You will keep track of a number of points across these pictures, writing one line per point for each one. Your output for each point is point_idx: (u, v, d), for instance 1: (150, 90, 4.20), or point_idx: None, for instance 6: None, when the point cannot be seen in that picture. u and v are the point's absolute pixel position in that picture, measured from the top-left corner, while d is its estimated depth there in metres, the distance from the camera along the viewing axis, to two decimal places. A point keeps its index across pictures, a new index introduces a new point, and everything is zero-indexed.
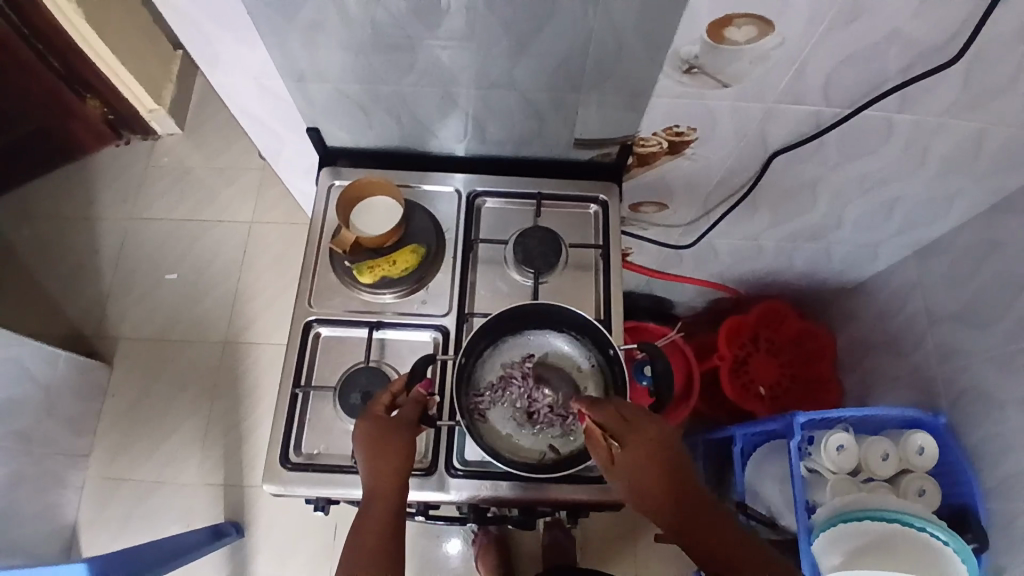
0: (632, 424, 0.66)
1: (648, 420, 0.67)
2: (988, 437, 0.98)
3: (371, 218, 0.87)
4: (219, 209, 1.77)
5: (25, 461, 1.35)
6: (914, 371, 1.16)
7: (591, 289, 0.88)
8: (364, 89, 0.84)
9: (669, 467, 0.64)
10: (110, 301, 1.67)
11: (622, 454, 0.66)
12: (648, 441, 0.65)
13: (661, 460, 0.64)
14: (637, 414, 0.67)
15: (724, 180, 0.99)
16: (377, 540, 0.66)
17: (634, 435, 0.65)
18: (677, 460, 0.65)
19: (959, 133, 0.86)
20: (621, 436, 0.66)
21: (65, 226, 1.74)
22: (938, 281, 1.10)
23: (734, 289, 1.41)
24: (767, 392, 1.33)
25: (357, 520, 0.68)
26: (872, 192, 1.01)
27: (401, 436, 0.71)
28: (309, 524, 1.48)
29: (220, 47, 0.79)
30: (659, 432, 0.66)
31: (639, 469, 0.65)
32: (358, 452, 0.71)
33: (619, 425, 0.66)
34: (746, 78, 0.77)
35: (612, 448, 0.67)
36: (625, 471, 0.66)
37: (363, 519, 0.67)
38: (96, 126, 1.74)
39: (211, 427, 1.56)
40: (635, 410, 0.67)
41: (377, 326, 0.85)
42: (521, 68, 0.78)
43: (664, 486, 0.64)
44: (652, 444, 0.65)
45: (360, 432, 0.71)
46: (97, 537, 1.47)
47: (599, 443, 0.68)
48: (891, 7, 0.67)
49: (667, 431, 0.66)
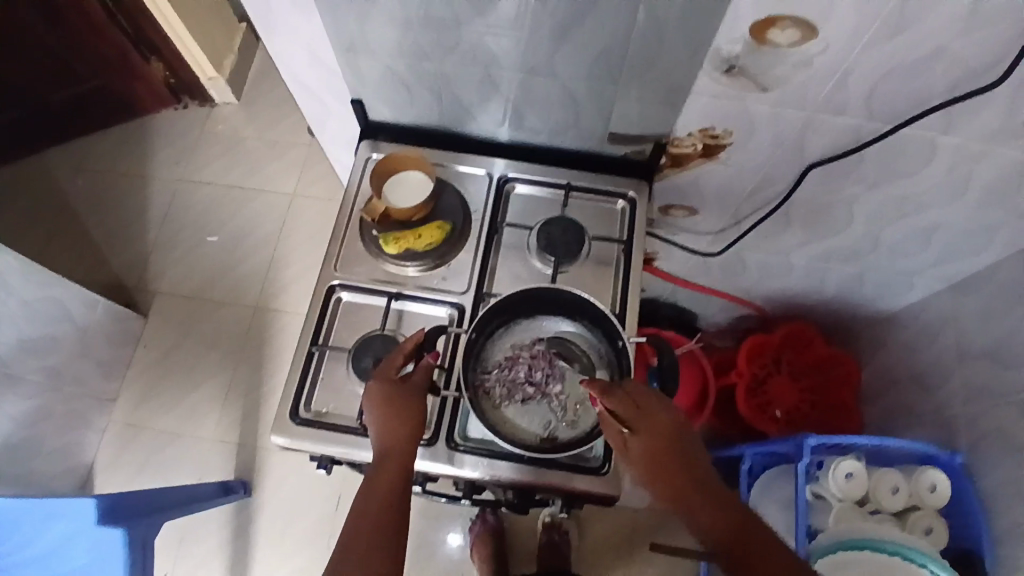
0: (644, 409, 0.67)
1: (659, 405, 0.68)
2: (1005, 481, 0.94)
3: (402, 191, 0.90)
4: (264, 179, 1.83)
5: (53, 397, 1.42)
6: (938, 407, 1.12)
7: (610, 282, 0.88)
8: (409, 66, 0.86)
9: (678, 454, 0.65)
10: (152, 256, 1.74)
11: (634, 439, 0.67)
12: (660, 426, 0.66)
13: (672, 448, 0.65)
14: (648, 400, 0.68)
15: (758, 190, 0.99)
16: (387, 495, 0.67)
17: (645, 419, 0.67)
18: (688, 446, 0.66)
19: (1003, 163, 0.83)
20: (633, 419, 0.67)
21: (119, 181, 1.83)
22: (972, 317, 1.07)
23: (761, 307, 1.38)
24: (784, 416, 1.30)
25: (365, 482, 0.69)
26: (910, 216, 0.98)
27: (414, 404, 0.73)
28: (314, 490, 1.52)
29: (277, 12, 0.82)
30: (669, 422, 0.67)
31: (652, 453, 0.65)
32: (368, 413, 0.73)
33: (631, 412, 0.67)
34: (787, 84, 0.77)
35: (626, 434, 0.67)
36: (639, 456, 0.66)
37: (370, 480, 0.68)
38: (158, 89, 1.83)
39: (232, 387, 1.61)
40: (646, 395, 0.69)
41: (396, 296, 0.87)
42: (561, 56, 0.79)
43: (676, 474, 0.64)
44: (663, 429, 0.66)
45: (372, 393, 0.73)
46: (112, 478, 1.53)
47: (612, 430, 0.69)
48: (942, 19, 0.65)
49: (676, 419, 0.67)
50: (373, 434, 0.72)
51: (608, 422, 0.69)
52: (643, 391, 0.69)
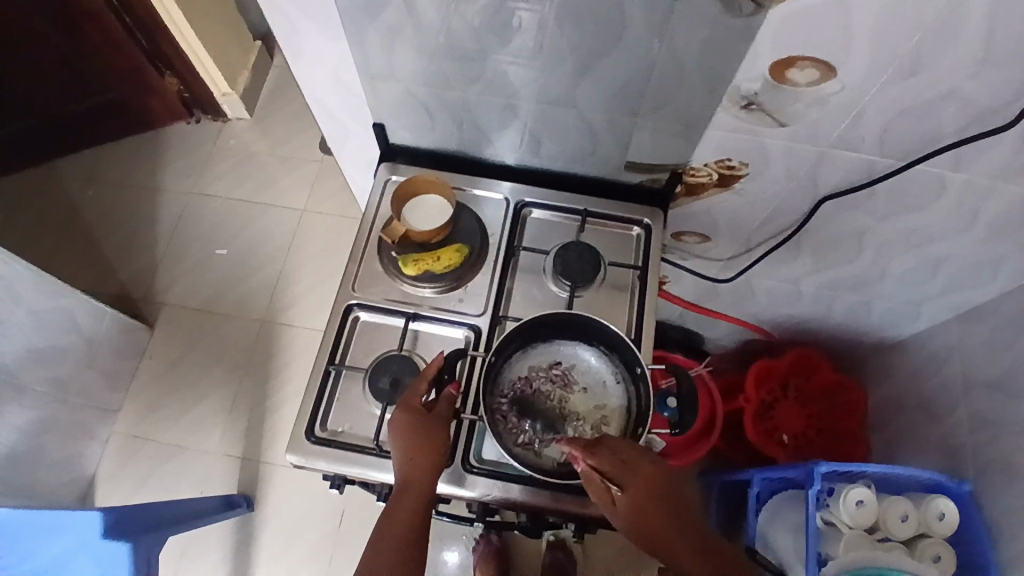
0: (628, 466, 0.68)
1: (641, 458, 0.69)
2: (1011, 512, 0.95)
3: (421, 213, 0.91)
4: (274, 194, 1.85)
5: (59, 406, 1.42)
6: (944, 437, 1.13)
7: (625, 308, 0.89)
8: (431, 93, 0.88)
9: (664, 503, 0.68)
10: (161, 268, 1.75)
11: (622, 495, 0.67)
12: (646, 481, 0.68)
13: (656, 497, 0.68)
14: (633, 455, 0.69)
15: (769, 220, 1.01)
16: (404, 523, 0.69)
17: (631, 474, 0.68)
18: (668, 491, 0.69)
19: (1010, 200, 0.85)
20: (620, 477, 0.68)
21: (130, 193, 1.84)
22: (978, 348, 1.08)
23: (768, 332, 1.39)
24: (791, 441, 1.30)
25: (386, 513, 0.71)
26: (919, 249, 1.00)
27: (434, 435, 0.73)
28: (317, 507, 1.51)
29: (305, 38, 0.84)
30: (654, 474, 0.69)
31: (640, 507, 0.67)
32: (392, 442, 0.73)
33: (618, 470, 0.68)
34: (802, 120, 0.79)
35: (614, 492, 0.67)
36: (626, 510, 0.67)
37: (393, 513, 0.70)
38: (172, 103, 1.86)
39: (238, 401, 1.61)
40: (628, 451, 0.69)
41: (413, 317, 0.88)
42: (581, 87, 0.82)
43: (661, 520, 0.67)
44: (648, 480, 0.68)
45: (398, 421, 0.73)
46: (115, 489, 1.52)
47: (599, 489, 0.68)
48: (953, 62, 0.68)
49: (660, 470, 0.69)
50: (395, 463, 0.73)
51: (594, 482, 0.68)
52: (626, 445, 0.70)
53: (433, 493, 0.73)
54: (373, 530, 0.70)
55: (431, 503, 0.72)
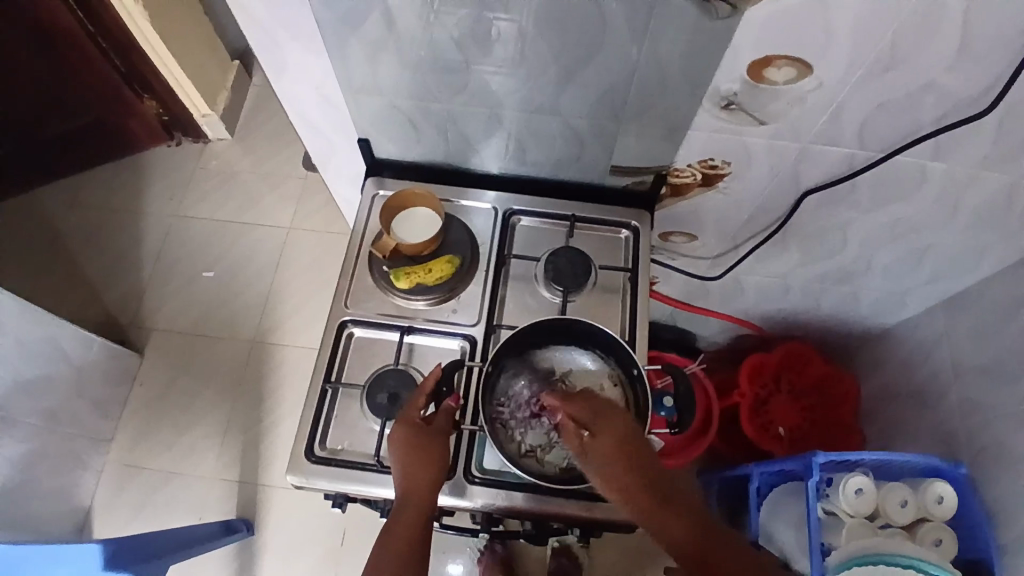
0: (602, 415, 0.70)
1: (617, 413, 0.70)
2: (1008, 492, 0.97)
3: (411, 227, 0.91)
4: (260, 213, 1.84)
5: (51, 438, 1.40)
6: (937, 421, 1.14)
7: (618, 310, 0.90)
8: (416, 106, 0.89)
9: (635, 458, 0.67)
10: (148, 293, 1.73)
11: (593, 442, 0.68)
12: (617, 431, 0.68)
13: (630, 452, 0.67)
14: (606, 409, 0.71)
15: (754, 216, 1.02)
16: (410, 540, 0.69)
17: (603, 423, 0.69)
18: (644, 450, 0.68)
19: (989, 187, 0.87)
20: (593, 424, 0.69)
21: (113, 218, 1.82)
22: (966, 332, 1.10)
23: (759, 327, 1.41)
24: (787, 434, 1.31)
25: (385, 529, 0.70)
26: (902, 238, 1.02)
27: (435, 448, 0.73)
28: (318, 526, 1.50)
29: (288, 56, 0.84)
30: (625, 428, 0.69)
31: (608, 454, 0.67)
32: (391, 457, 0.73)
33: (589, 416, 0.70)
34: (782, 118, 0.81)
35: (585, 437, 0.69)
36: (595, 457, 0.68)
37: (393, 528, 0.69)
38: (152, 126, 1.84)
39: (232, 423, 1.59)
40: (602, 404, 0.71)
41: (408, 330, 0.88)
42: (565, 94, 0.83)
43: (631, 473, 0.66)
44: (621, 432, 0.69)
45: (396, 435, 0.73)
46: (111, 520, 1.50)
47: (571, 433, 0.70)
48: (927, 55, 0.70)
49: (632, 427, 0.69)
50: (394, 477, 0.73)
51: (568, 429, 0.70)
52: (602, 402, 0.72)
53: (435, 505, 0.73)
54: (373, 547, 0.69)
55: (433, 516, 0.72)
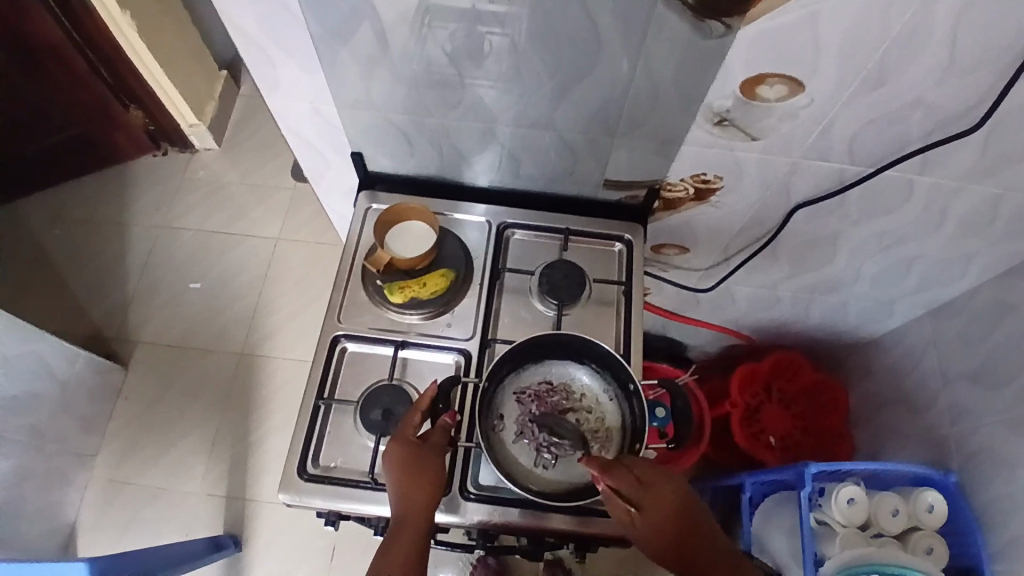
0: (648, 487, 0.69)
1: (663, 481, 0.70)
2: (997, 499, 0.98)
3: (405, 241, 0.91)
4: (248, 224, 1.82)
5: (35, 453, 1.37)
6: (926, 429, 1.16)
7: (612, 324, 0.90)
8: (409, 120, 0.89)
9: (684, 524, 0.69)
10: (134, 305, 1.71)
11: (641, 517, 0.68)
12: (666, 503, 0.69)
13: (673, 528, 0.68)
14: (652, 477, 0.70)
15: (745, 229, 1.03)
16: (406, 549, 0.68)
17: (651, 497, 0.69)
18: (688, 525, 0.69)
19: (975, 198, 0.89)
20: (640, 499, 0.68)
21: (98, 230, 1.80)
22: (952, 341, 1.12)
23: (749, 337, 1.42)
24: (778, 443, 1.32)
25: (383, 545, 0.69)
26: (891, 248, 1.03)
27: (432, 465, 0.73)
28: (310, 541, 1.47)
29: (281, 71, 0.84)
30: (673, 495, 0.69)
31: (659, 524, 0.68)
32: (387, 475, 0.73)
33: (635, 490, 0.69)
34: (773, 134, 0.82)
35: (631, 511, 0.68)
36: (645, 528, 0.68)
37: (390, 545, 0.69)
38: (138, 136, 1.82)
39: (219, 439, 1.56)
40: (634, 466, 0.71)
41: (402, 345, 0.87)
42: (560, 110, 0.83)
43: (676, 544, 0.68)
44: (672, 503, 0.69)
45: (391, 454, 0.73)
46: (95, 538, 1.46)
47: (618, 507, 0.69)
48: (915, 72, 0.71)
49: (680, 492, 0.69)
50: (390, 495, 0.72)
51: (612, 500, 0.69)
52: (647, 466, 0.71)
53: (431, 522, 0.72)
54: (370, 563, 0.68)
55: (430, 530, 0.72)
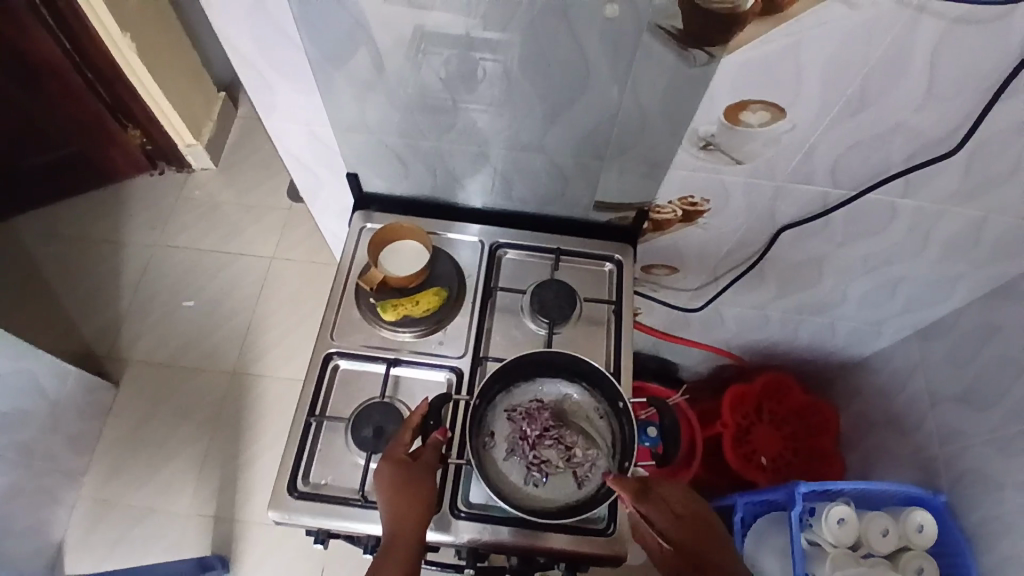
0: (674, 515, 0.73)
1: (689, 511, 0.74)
2: (987, 518, 0.99)
3: (398, 259, 0.92)
4: (243, 243, 1.83)
5: (23, 473, 1.35)
6: (915, 448, 1.17)
7: (602, 343, 0.91)
8: (404, 142, 0.91)
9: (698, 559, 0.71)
10: (126, 323, 1.70)
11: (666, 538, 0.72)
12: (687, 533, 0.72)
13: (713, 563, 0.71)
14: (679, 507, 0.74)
15: (733, 250, 1.05)
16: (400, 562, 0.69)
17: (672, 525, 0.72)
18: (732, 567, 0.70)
19: (958, 220, 0.91)
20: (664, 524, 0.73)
21: (93, 248, 1.80)
22: (939, 362, 1.13)
23: (739, 357, 1.43)
24: (769, 463, 1.32)
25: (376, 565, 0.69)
26: (875, 269, 1.06)
27: (423, 484, 0.73)
28: (300, 562, 1.46)
29: (277, 93, 0.86)
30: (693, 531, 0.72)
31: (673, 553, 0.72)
32: (379, 496, 0.73)
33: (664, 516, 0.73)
34: (758, 158, 0.85)
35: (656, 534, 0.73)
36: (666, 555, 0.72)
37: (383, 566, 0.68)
38: (134, 155, 1.84)
39: (209, 458, 1.55)
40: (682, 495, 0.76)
41: (395, 362, 0.88)
42: (551, 134, 0.86)
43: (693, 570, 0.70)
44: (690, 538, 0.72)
45: (384, 474, 0.73)
46: (81, 560, 1.44)
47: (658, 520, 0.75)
48: (892, 99, 0.74)
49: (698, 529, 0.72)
50: (381, 516, 0.72)
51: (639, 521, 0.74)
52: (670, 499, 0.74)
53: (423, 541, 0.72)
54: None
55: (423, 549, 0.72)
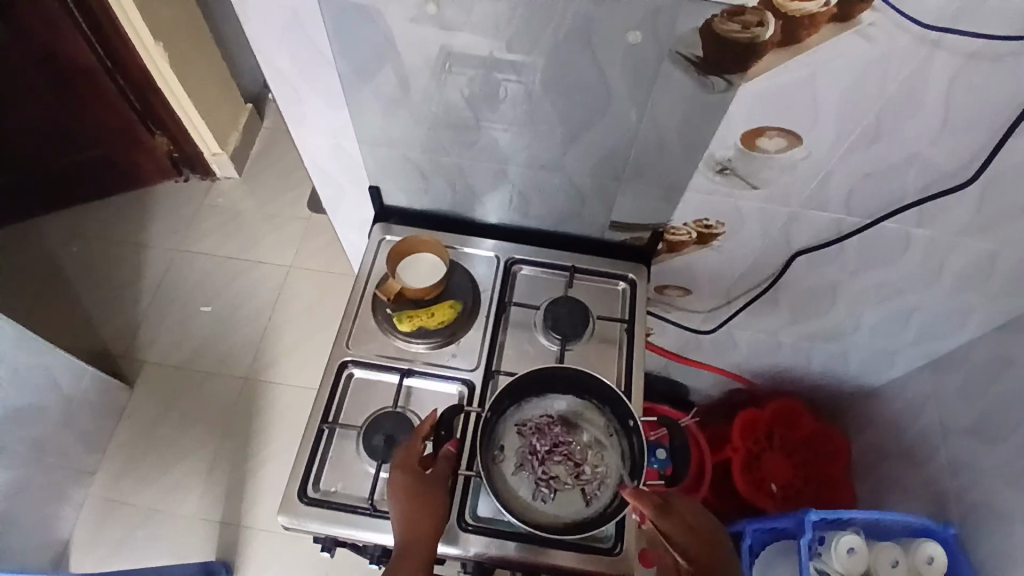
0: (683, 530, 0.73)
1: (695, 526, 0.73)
2: (1000, 555, 0.97)
3: (415, 271, 0.94)
4: (262, 251, 1.86)
5: (34, 468, 1.37)
6: (928, 481, 1.15)
7: (614, 362, 0.92)
8: (426, 158, 0.93)
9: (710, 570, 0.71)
10: (144, 325, 1.74)
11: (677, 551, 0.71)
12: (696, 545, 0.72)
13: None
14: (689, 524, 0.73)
15: (747, 274, 1.06)
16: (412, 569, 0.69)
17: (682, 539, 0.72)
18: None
19: (971, 252, 0.91)
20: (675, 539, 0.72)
21: (116, 250, 1.85)
22: (953, 394, 1.12)
23: (750, 382, 1.42)
24: (779, 490, 1.31)
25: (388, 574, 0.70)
26: (889, 298, 1.05)
27: (436, 493, 0.74)
28: (302, 571, 1.45)
29: (308, 107, 0.89)
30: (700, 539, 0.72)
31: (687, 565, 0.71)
32: (393, 507, 0.74)
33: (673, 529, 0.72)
34: (773, 184, 0.86)
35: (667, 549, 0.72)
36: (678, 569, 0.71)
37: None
38: (161, 162, 1.89)
39: (218, 462, 1.56)
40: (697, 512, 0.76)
41: (408, 373, 0.89)
42: (570, 154, 0.88)
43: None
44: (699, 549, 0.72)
45: (397, 484, 0.74)
46: (85, 558, 1.45)
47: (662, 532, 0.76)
48: (907, 131, 0.75)
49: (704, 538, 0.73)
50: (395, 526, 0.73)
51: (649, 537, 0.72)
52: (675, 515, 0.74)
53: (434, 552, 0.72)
54: None
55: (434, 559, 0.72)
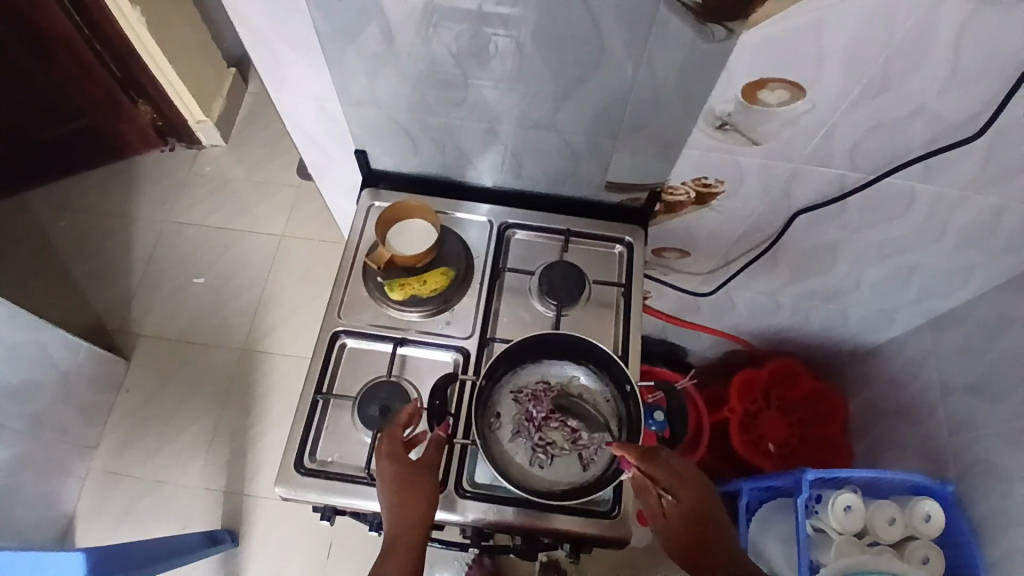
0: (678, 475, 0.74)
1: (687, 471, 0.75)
2: (995, 510, 0.98)
3: (406, 238, 0.91)
4: (252, 220, 1.83)
5: (34, 443, 1.37)
6: (925, 439, 1.15)
7: (611, 326, 0.90)
8: (413, 119, 0.90)
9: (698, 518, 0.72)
10: (137, 298, 1.72)
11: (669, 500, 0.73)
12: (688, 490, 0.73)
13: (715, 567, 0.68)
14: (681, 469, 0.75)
15: (746, 234, 1.04)
16: (409, 542, 0.70)
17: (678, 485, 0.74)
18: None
19: (976, 207, 0.89)
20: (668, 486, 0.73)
21: (103, 222, 1.81)
22: (953, 352, 1.11)
23: (749, 343, 1.42)
24: (776, 449, 1.32)
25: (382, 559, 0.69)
26: (891, 256, 1.03)
27: (427, 475, 0.74)
28: (305, 537, 1.48)
29: (287, 67, 0.85)
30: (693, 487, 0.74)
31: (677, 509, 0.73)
32: (380, 494, 0.73)
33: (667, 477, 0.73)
34: (774, 140, 0.82)
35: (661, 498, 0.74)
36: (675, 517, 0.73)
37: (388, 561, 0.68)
38: (145, 131, 1.84)
39: (218, 433, 1.57)
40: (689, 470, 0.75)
41: (401, 342, 0.87)
42: (563, 112, 0.84)
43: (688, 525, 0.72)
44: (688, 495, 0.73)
45: (385, 472, 0.73)
46: (93, 529, 1.47)
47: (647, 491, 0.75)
48: (917, 81, 0.72)
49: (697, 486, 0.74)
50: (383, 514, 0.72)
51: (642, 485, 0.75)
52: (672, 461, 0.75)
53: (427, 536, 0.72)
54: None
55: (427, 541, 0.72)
